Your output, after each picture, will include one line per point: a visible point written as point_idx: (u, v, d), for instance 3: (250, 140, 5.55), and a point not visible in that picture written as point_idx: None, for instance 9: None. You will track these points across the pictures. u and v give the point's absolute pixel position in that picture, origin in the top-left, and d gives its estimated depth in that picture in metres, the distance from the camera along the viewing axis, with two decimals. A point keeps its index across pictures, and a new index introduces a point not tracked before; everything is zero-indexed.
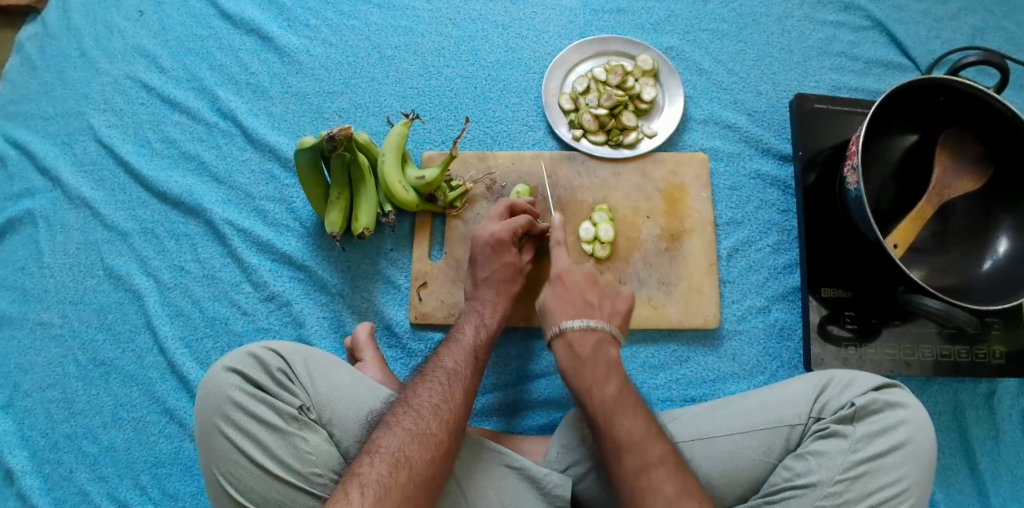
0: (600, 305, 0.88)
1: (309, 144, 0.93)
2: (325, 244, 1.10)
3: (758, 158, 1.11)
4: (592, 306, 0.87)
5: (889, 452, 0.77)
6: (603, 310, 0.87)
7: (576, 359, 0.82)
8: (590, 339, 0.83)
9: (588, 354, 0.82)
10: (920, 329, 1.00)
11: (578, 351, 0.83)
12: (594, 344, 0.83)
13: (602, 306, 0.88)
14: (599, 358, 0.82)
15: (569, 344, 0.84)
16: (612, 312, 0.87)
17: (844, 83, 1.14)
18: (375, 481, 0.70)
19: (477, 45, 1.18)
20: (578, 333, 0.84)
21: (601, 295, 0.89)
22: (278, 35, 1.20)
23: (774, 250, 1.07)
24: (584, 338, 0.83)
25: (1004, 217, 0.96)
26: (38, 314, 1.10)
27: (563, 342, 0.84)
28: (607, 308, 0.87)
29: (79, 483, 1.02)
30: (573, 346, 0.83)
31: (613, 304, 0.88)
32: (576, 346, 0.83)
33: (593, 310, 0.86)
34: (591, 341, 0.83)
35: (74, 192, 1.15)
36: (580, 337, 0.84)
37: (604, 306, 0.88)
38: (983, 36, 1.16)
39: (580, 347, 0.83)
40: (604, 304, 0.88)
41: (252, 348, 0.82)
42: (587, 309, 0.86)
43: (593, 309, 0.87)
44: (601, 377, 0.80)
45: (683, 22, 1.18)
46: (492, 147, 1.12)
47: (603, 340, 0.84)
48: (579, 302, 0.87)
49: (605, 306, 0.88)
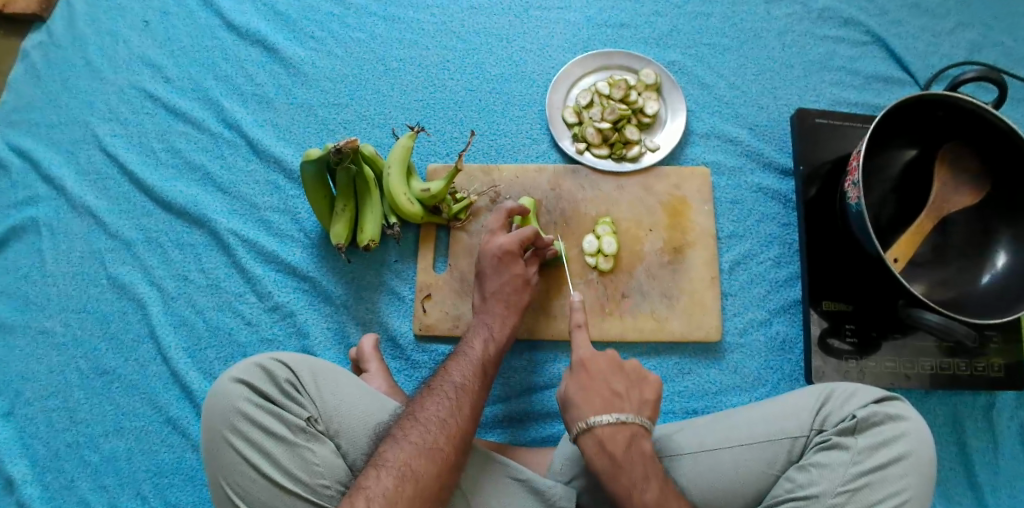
0: (627, 395, 0.80)
1: (316, 156, 0.93)
2: (330, 255, 1.10)
3: (760, 172, 1.12)
4: (620, 397, 0.80)
5: (891, 464, 0.78)
6: (631, 400, 0.80)
7: (611, 463, 0.76)
8: (622, 436, 0.77)
9: (622, 454, 0.77)
10: (920, 343, 1.01)
11: (611, 452, 0.77)
12: (627, 443, 0.77)
13: (629, 396, 0.80)
14: (634, 454, 0.77)
15: (599, 442, 0.77)
16: (641, 401, 0.81)
17: (843, 98, 1.16)
18: (381, 494, 0.70)
19: (481, 59, 1.19)
20: (609, 431, 0.77)
21: (627, 384, 0.81)
22: (283, 46, 1.21)
23: (775, 263, 1.08)
24: (614, 435, 0.77)
25: (1002, 232, 0.97)
26: (41, 322, 1.10)
27: (593, 440, 0.77)
28: (634, 399, 0.80)
29: (81, 491, 1.02)
30: (605, 445, 0.77)
31: (639, 392, 0.81)
32: (608, 445, 0.77)
33: (621, 402, 0.79)
34: (623, 438, 0.77)
35: (78, 200, 1.15)
36: (611, 435, 0.77)
37: (632, 395, 0.81)
38: (981, 52, 1.18)
39: (614, 446, 0.77)
40: (632, 393, 0.81)
41: (260, 360, 0.82)
42: (616, 402, 0.79)
43: (621, 400, 0.80)
44: (640, 481, 0.75)
45: (685, 37, 1.20)
46: (496, 159, 1.13)
47: (637, 434, 0.78)
48: (605, 393, 0.80)
49: (633, 396, 0.80)
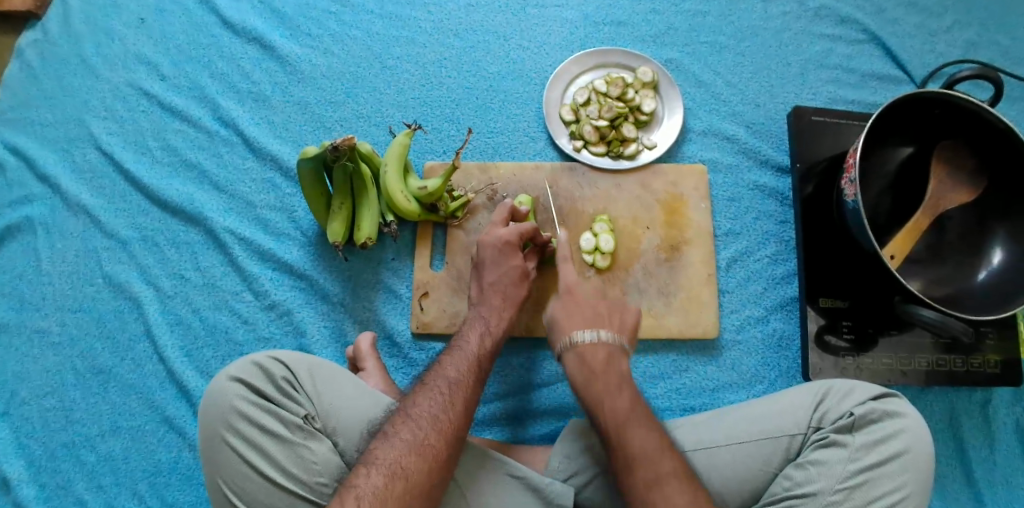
0: (609, 317, 0.87)
1: (312, 154, 0.93)
2: (327, 253, 1.10)
3: (757, 170, 1.13)
4: (603, 318, 0.86)
5: (887, 461, 0.78)
6: (613, 322, 0.86)
7: (588, 373, 0.81)
8: (600, 352, 0.83)
9: (600, 366, 0.82)
10: (916, 339, 1.01)
11: (589, 364, 0.82)
12: (605, 357, 0.82)
13: (611, 319, 0.87)
14: (610, 371, 0.81)
15: (579, 356, 0.83)
16: (622, 325, 0.87)
17: (840, 96, 1.16)
18: (370, 493, 0.70)
19: (479, 57, 1.19)
20: (589, 345, 0.83)
21: (610, 308, 0.88)
22: (280, 44, 1.21)
23: (772, 261, 1.08)
24: (594, 349, 0.83)
25: (998, 228, 0.98)
26: (37, 321, 1.10)
27: (574, 355, 0.83)
28: (616, 321, 0.86)
29: (78, 491, 1.01)
30: (584, 358, 0.83)
31: (622, 317, 0.87)
32: (587, 358, 0.82)
33: (603, 321, 0.86)
34: (602, 352, 0.82)
35: (74, 199, 1.15)
36: (591, 349, 0.83)
37: (614, 319, 0.87)
38: (977, 50, 1.18)
39: (592, 358, 0.82)
40: (614, 316, 0.87)
41: (256, 358, 0.82)
42: (597, 321, 0.86)
43: (602, 320, 0.86)
44: (613, 389, 0.79)
45: (682, 35, 1.20)
46: (494, 157, 1.13)
47: (615, 352, 0.83)
48: (589, 313, 0.87)
49: (615, 319, 0.87)
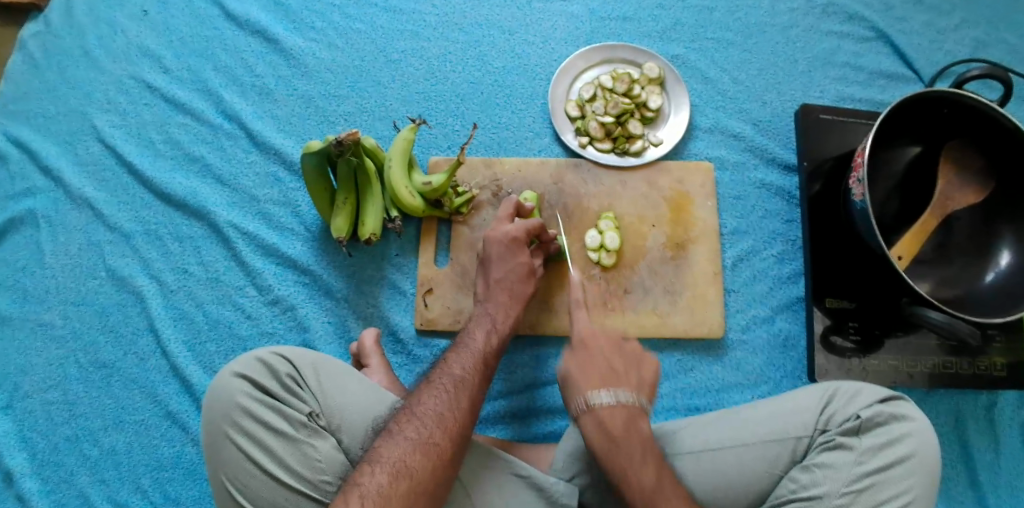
0: (626, 374, 0.81)
1: (316, 148, 0.93)
2: (330, 249, 1.09)
3: (763, 167, 1.12)
4: (620, 377, 0.80)
5: (894, 465, 0.77)
6: (630, 380, 0.80)
7: (610, 442, 0.75)
8: (620, 416, 0.77)
9: (622, 433, 0.76)
10: (922, 340, 1.00)
11: (609, 431, 0.76)
12: (626, 421, 0.77)
13: (628, 376, 0.81)
14: (632, 436, 0.76)
15: (599, 422, 0.77)
16: (640, 381, 0.81)
17: (848, 94, 1.15)
18: (375, 491, 0.70)
19: (484, 51, 1.18)
20: (608, 410, 0.77)
21: (626, 363, 0.82)
22: (283, 37, 1.20)
23: (778, 260, 1.07)
24: (614, 416, 0.77)
25: (1006, 229, 0.97)
26: (40, 314, 1.09)
27: (592, 419, 0.77)
28: (634, 378, 0.80)
29: (81, 485, 1.01)
30: (604, 424, 0.76)
31: (638, 371, 0.81)
32: (608, 426, 0.76)
33: (622, 380, 0.80)
34: (622, 418, 0.76)
35: (77, 192, 1.14)
36: (610, 415, 0.77)
37: (631, 376, 0.81)
38: (986, 49, 1.17)
39: (613, 427, 0.76)
40: (631, 373, 0.81)
41: (260, 354, 0.82)
42: (616, 379, 0.79)
43: (620, 378, 0.80)
44: (637, 461, 0.74)
45: (689, 31, 1.19)
46: (499, 153, 1.12)
47: (635, 414, 0.77)
48: (605, 371, 0.80)
49: (632, 377, 0.81)
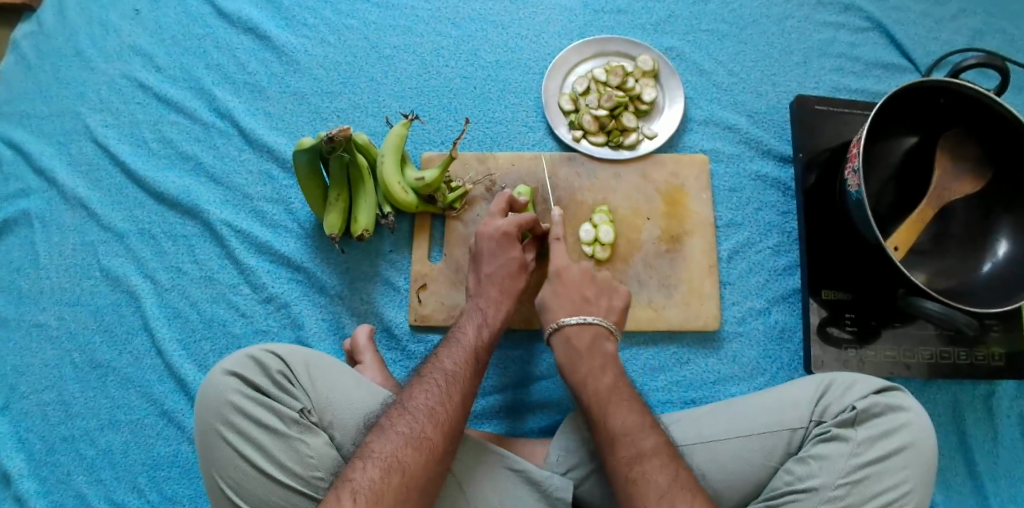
0: (597, 301, 0.89)
1: (308, 145, 0.92)
2: (324, 246, 1.09)
3: (758, 159, 1.11)
4: (590, 303, 0.89)
5: (891, 456, 0.77)
6: (599, 306, 0.89)
7: (574, 353, 0.84)
8: (586, 333, 0.86)
9: (585, 347, 0.85)
10: (919, 331, 1.00)
11: (575, 346, 0.85)
12: (591, 338, 0.85)
13: (598, 302, 0.89)
14: (595, 352, 0.84)
15: (566, 339, 0.86)
16: (609, 308, 0.89)
17: (844, 85, 1.14)
18: (366, 487, 0.69)
19: (477, 45, 1.18)
20: (575, 328, 0.86)
21: (597, 292, 0.90)
22: (275, 34, 1.19)
23: (774, 252, 1.07)
24: (580, 332, 0.86)
25: (1004, 220, 0.96)
26: (35, 315, 1.09)
27: (561, 338, 0.86)
28: (604, 306, 0.89)
29: (77, 485, 1.01)
30: (570, 340, 0.85)
31: (609, 301, 0.90)
32: (574, 341, 0.85)
33: (590, 306, 0.88)
34: (587, 335, 0.85)
35: (70, 192, 1.14)
36: (576, 332, 0.86)
37: (601, 302, 0.89)
38: (983, 38, 1.16)
39: (578, 341, 0.85)
40: (601, 300, 0.90)
41: (251, 351, 0.81)
42: (585, 305, 0.88)
43: (590, 305, 0.89)
44: (596, 369, 0.82)
45: (683, 23, 1.18)
46: (492, 147, 1.12)
47: (600, 334, 0.86)
48: (576, 298, 0.89)
49: (602, 304, 0.89)
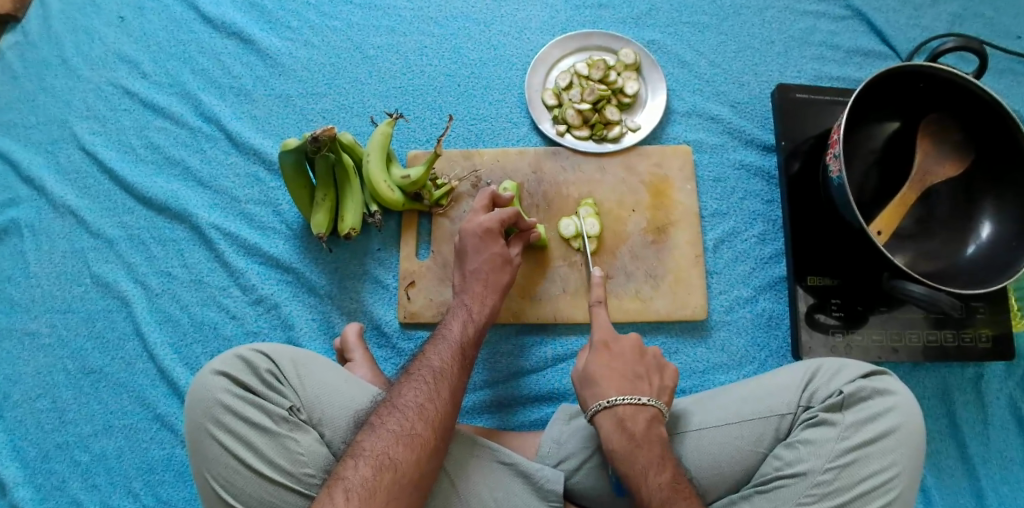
0: (648, 379, 0.84)
1: (293, 146, 0.92)
2: (313, 246, 1.09)
3: (742, 149, 1.12)
4: (642, 381, 0.84)
5: (878, 438, 0.78)
6: (651, 384, 0.84)
7: (630, 440, 0.78)
8: (642, 416, 0.80)
9: (643, 432, 0.79)
10: (906, 315, 1.00)
11: (630, 430, 0.79)
12: (647, 422, 0.80)
13: (650, 380, 0.85)
14: (652, 437, 0.79)
15: (619, 421, 0.79)
16: (660, 387, 0.85)
17: (825, 74, 1.15)
18: (359, 485, 0.70)
19: (460, 44, 1.18)
20: (629, 410, 0.80)
21: (647, 369, 0.86)
22: (260, 37, 1.20)
23: (760, 240, 1.07)
24: (635, 415, 0.80)
25: (986, 202, 0.97)
26: (27, 324, 1.10)
27: (612, 418, 0.80)
28: (655, 384, 0.84)
29: (72, 492, 1.01)
30: (624, 424, 0.79)
31: (660, 379, 0.85)
32: (628, 423, 0.79)
33: (642, 384, 0.83)
34: (643, 418, 0.80)
35: (59, 200, 1.14)
36: (631, 414, 0.80)
37: (652, 380, 0.85)
38: (962, 24, 1.17)
39: (634, 423, 0.79)
40: (652, 379, 0.85)
41: (240, 351, 0.82)
42: (637, 384, 0.83)
43: (642, 382, 0.84)
44: (656, 460, 0.76)
45: (664, 16, 1.19)
46: (477, 144, 1.13)
47: (655, 417, 0.81)
48: (626, 374, 0.84)
49: (653, 381, 0.85)
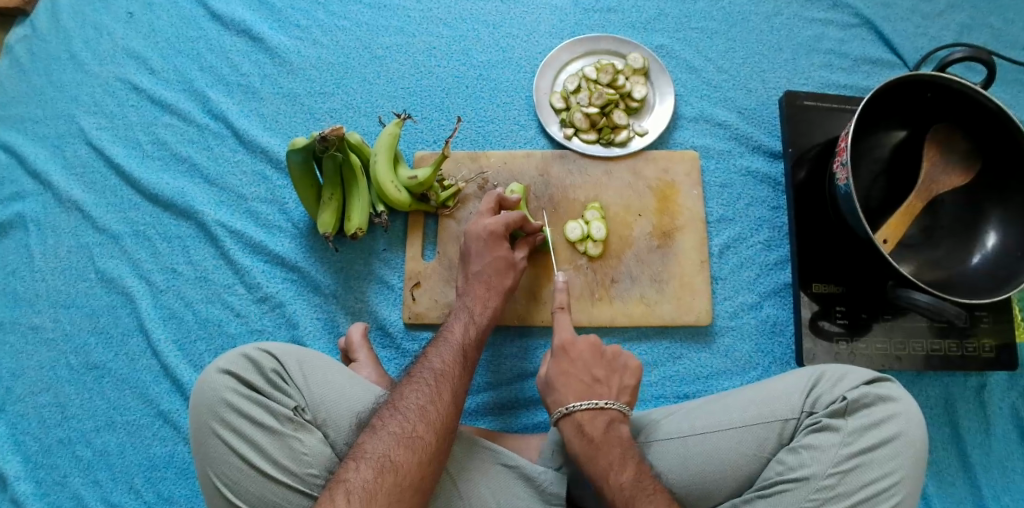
0: (607, 381, 0.84)
1: (302, 145, 0.92)
2: (318, 245, 1.10)
3: (749, 155, 1.12)
4: (601, 384, 0.83)
5: (880, 445, 0.78)
6: (610, 386, 0.84)
7: (589, 444, 0.79)
8: (600, 419, 0.80)
9: (601, 436, 0.79)
10: (910, 324, 1.00)
11: (588, 434, 0.79)
12: (606, 425, 0.80)
13: (609, 382, 0.84)
14: (611, 438, 0.79)
15: (578, 426, 0.80)
16: (621, 387, 0.84)
17: (833, 81, 1.15)
18: (361, 487, 0.70)
19: (468, 45, 1.19)
20: (587, 414, 0.80)
21: (607, 370, 0.85)
22: (268, 35, 1.20)
23: (765, 247, 1.07)
24: (593, 418, 0.80)
25: (992, 212, 0.97)
26: (30, 318, 1.10)
27: (572, 423, 0.80)
28: (614, 385, 0.84)
29: (74, 487, 1.01)
30: (583, 429, 0.80)
31: (620, 379, 0.85)
32: (587, 427, 0.80)
33: (600, 388, 0.83)
34: (601, 422, 0.80)
35: (65, 195, 1.14)
36: (590, 418, 0.80)
37: (612, 382, 0.84)
38: (970, 34, 1.17)
39: (592, 428, 0.80)
40: (612, 380, 0.84)
41: (247, 350, 0.82)
42: (595, 388, 0.83)
43: (600, 385, 0.83)
44: (616, 462, 0.77)
45: (673, 21, 1.19)
46: (484, 146, 1.13)
47: (615, 418, 0.81)
48: (584, 379, 0.84)
49: (613, 382, 0.84)
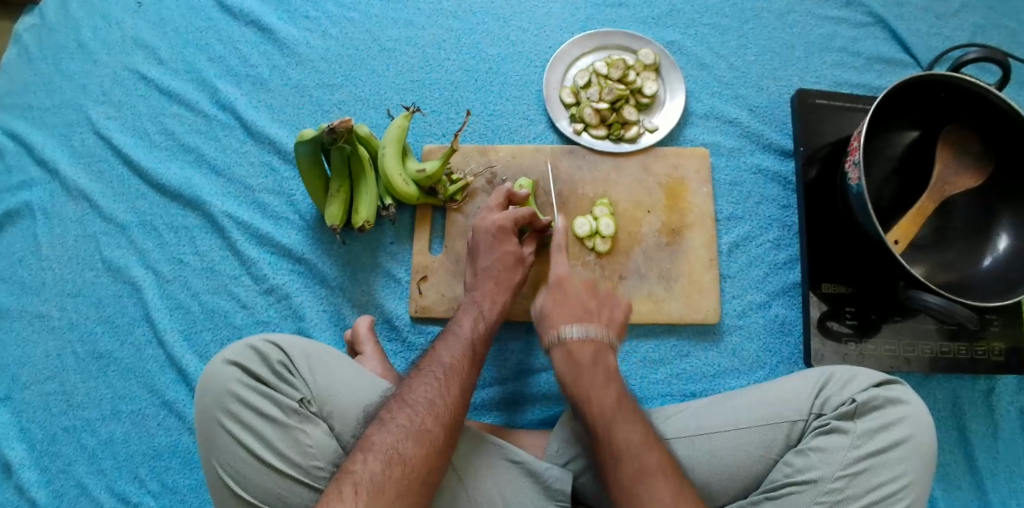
0: (598, 313, 0.87)
1: (310, 136, 0.92)
2: (325, 238, 1.09)
3: (759, 153, 1.11)
4: (592, 313, 0.87)
5: (890, 448, 0.77)
6: (600, 317, 0.87)
7: (576, 367, 0.81)
8: (589, 347, 0.83)
9: (588, 361, 0.82)
10: (920, 326, 0.99)
11: (577, 359, 0.82)
12: (594, 351, 0.83)
13: (600, 314, 0.87)
14: (599, 364, 0.82)
15: (568, 353, 0.83)
16: (610, 320, 0.88)
17: (845, 80, 1.14)
18: (368, 480, 0.70)
19: (478, 39, 1.18)
20: (578, 342, 0.83)
21: (599, 304, 0.89)
22: (277, 26, 1.20)
23: (775, 246, 1.07)
24: (583, 345, 0.83)
25: (1005, 215, 0.96)
26: (37, 306, 1.10)
27: (563, 348, 0.83)
28: (604, 317, 0.87)
29: (78, 475, 1.01)
30: (573, 354, 0.82)
31: (609, 313, 0.88)
32: (575, 354, 0.82)
33: (591, 317, 0.86)
34: (589, 350, 0.82)
35: (73, 184, 1.14)
36: (579, 345, 0.83)
37: (602, 313, 0.88)
38: (984, 34, 1.16)
39: (581, 353, 0.82)
40: (602, 312, 0.88)
41: (253, 342, 0.82)
42: (586, 316, 0.86)
43: (591, 315, 0.87)
44: (601, 382, 0.80)
45: (684, 17, 1.18)
46: (493, 140, 1.12)
47: (602, 348, 0.83)
48: (578, 308, 0.87)
49: (603, 315, 0.87)
